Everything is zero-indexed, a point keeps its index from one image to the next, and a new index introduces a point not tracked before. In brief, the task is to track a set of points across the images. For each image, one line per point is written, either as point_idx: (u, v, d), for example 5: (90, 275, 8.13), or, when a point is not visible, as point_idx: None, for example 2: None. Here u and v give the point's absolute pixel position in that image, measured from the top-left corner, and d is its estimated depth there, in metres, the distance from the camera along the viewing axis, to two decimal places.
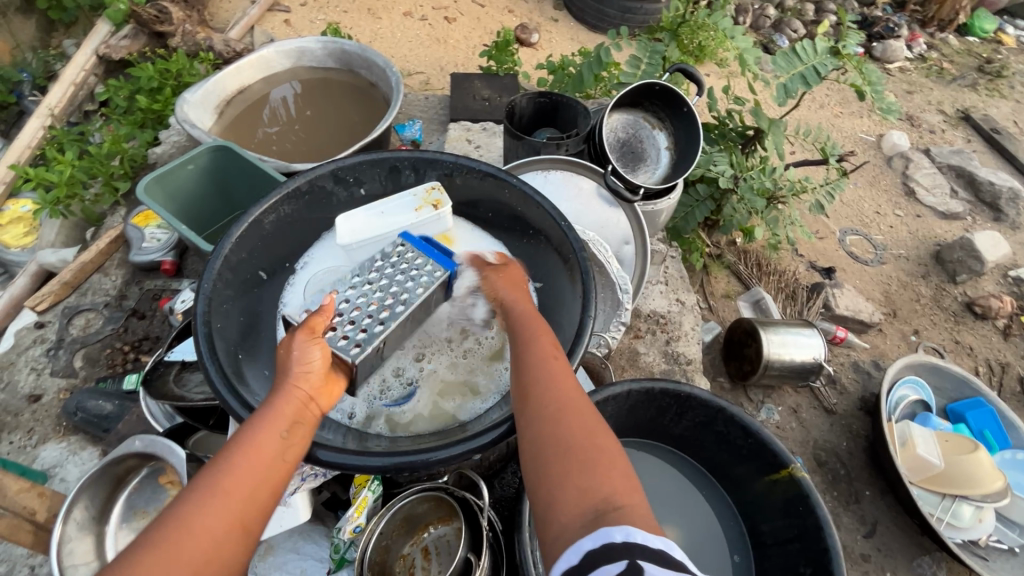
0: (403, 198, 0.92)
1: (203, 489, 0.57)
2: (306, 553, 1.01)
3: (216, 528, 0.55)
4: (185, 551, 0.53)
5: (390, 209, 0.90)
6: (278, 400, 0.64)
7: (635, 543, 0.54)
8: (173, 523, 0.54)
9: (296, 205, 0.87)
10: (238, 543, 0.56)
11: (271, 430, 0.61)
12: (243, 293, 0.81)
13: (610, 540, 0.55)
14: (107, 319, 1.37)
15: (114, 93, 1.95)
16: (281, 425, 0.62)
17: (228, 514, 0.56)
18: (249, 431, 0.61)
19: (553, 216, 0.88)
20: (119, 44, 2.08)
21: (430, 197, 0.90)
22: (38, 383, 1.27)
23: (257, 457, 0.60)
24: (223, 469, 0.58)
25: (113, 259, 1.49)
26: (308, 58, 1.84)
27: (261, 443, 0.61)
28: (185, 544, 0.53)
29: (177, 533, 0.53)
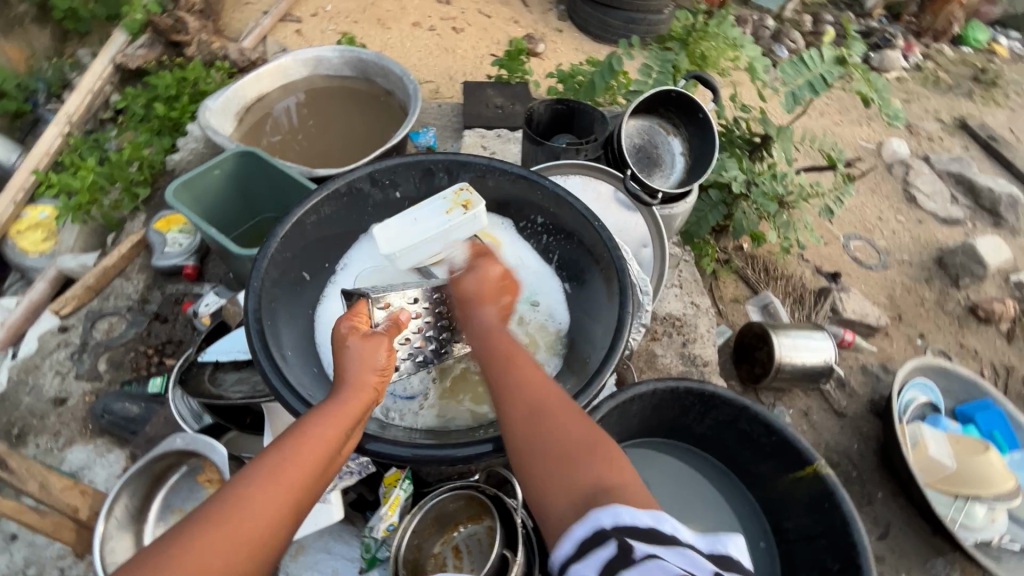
0: (432, 202, 0.91)
1: (260, 470, 0.57)
2: (338, 553, 1.02)
3: (273, 508, 0.55)
4: (241, 528, 0.53)
5: (424, 215, 0.89)
6: (344, 397, 0.65)
7: (625, 522, 0.53)
8: (231, 499, 0.54)
9: (336, 206, 0.89)
10: (288, 526, 0.57)
11: (335, 425, 0.63)
12: (288, 291, 0.83)
13: (599, 525, 0.54)
14: (130, 323, 1.38)
15: (131, 101, 1.97)
16: (344, 421, 0.64)
17: (285, 497, 0.56)
18: (313, 420, 0.62)
19: (585, 216, 0.90)
20: (135, 53, 2.10)
21: (460, 198, 0.90)
22: (63, 387, 1.28)
23: (320, 448, 0.61)
24: (287, 455, 0.59)
25: (134, 263, 1.49)
26: (324, 67, 1.87)
27: (321, 433, 0.62)
28: (243, 521, 0.53)
29: (236, 506, 0.54)
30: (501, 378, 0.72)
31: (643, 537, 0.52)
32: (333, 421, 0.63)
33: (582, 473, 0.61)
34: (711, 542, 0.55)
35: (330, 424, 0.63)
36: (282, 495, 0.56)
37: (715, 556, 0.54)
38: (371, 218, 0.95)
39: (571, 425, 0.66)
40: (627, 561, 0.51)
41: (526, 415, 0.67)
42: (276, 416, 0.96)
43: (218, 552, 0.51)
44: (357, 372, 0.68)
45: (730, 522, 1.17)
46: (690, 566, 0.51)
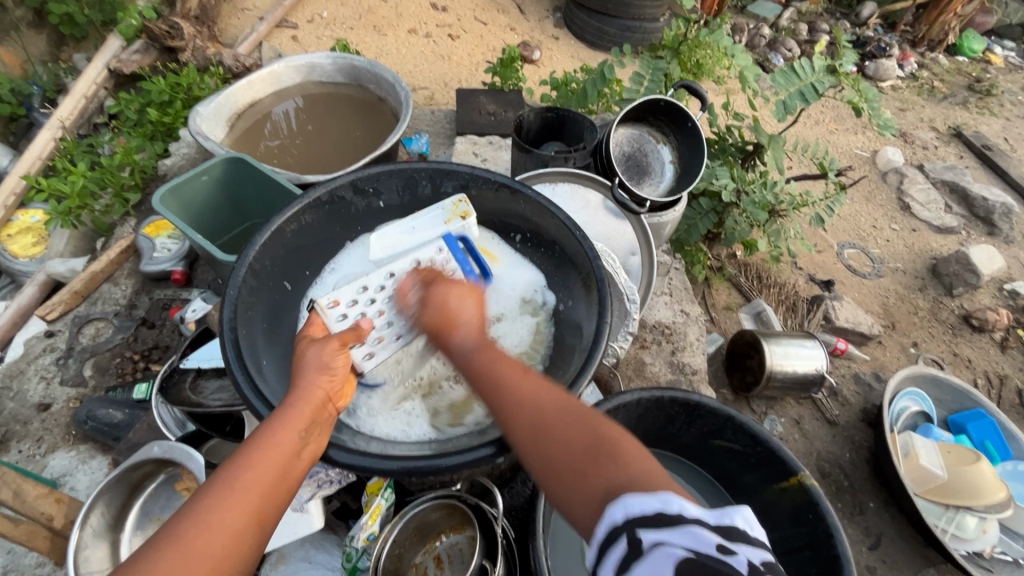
0: (432, 211, 0.92)
1: (216, 485, 0.57)
2: (318, 562, 1.00)
3: (232, 522, 0.55)
4: (204, 542, 0.53)
5: (421, 224, 0.91)
6: (297, 400, 0.65)
7: (635, 514, 0.52)
8: (191, 516, 0.54)
9: (318, 214, 0.89)
10: (255, 537, 0.57)
11: (290, 429, 0.63)
12: (267, 301, 0.83)
13: (613, 520, 0.53)
14: (117, 328, 1.38)
15: (125, 106, 1.97)
16: (300, 425, 0.64)
17: (245, 507, 0.56)
18: (268, 427, 0.62)
19: (567, 225, 0.90)
20: (130, 58, 2.11)
21: (458, 210, 0.91)
22: (48, 393, 1.27)
23: (276, 454, 0.61)
24: (242, 467, 0.59)
25: (123, 268, 1.49)
26: (317, 73, 1.88)
27: (279, 439, 0.62)
28: (202, 538, 0.53)
29: (195, 525, 0.54)
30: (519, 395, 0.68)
31: (651, 524, 0.51)
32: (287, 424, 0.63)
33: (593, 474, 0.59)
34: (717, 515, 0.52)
35: (283, 428, 0.62)
36: (241, 508, 0.56)
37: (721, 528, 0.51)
38: (353, 226, 0.96)
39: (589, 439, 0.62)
40: (637, 555, 0.50)
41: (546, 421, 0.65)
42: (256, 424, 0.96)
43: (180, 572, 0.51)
44: (309, 375, 0.67)
45: None
46: (697, 543, 0.49)
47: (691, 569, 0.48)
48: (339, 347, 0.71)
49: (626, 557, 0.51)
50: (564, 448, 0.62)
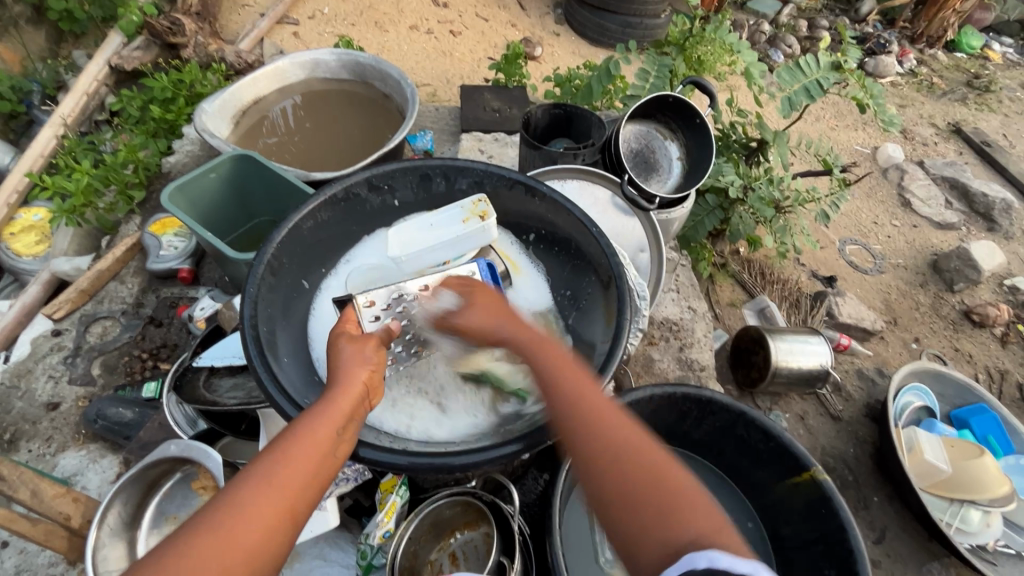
0: (451, 211, 0.93)
1: (253, 478, 0.57)
2: (333, 560, 1.01)
3: (267, 515, 0.55)
4: (234, 538, 0.52)
5: (441, 222, 0.92)
6: (335, 396, 0.65)
7: (719, 567, 0.50)
8: (222, 508, 0.54)
9: (334, 211, 0.89)
10: (287, 532, 0.56)
11: (328, 424, 0.63)
12: (284, 298, 0.83)
13: (693, 566, 0.51)
14: (125, 327, 1.37)
15: (127, 103, 1.95)
16: (338, 420, 0.64)
17: (281, 501, 0.56)
18: (302, 424, 0.62)
19: (583, 222, 0.90)
20: (131, 55, 2.09)
21: (477, 210, 0.91)
22: (56, 392, 1.27)
23: (313, 447, 0.61)
24: (279, 459, 0.58)
25: (129, 267, 1.48)
26: (322, 70, 1.87)
27: (316, 433, 0.62)
28: (238, 530, 0.53)
29: (231, 515, 0.53)
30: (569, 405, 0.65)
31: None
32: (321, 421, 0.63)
33: (653, 514, 0.57)
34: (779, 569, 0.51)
35: (319, 424, 0.62)
36: (274, 505, 0.56)
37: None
38: (368, 222, 0.95)
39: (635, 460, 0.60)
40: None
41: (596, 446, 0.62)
42: (272, 422, 0.95)
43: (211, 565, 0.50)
44: (347, 371, 0.68)
45: None
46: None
47: None
48: (375, 346, 0.72)
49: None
50: (619, 471, 0.60)
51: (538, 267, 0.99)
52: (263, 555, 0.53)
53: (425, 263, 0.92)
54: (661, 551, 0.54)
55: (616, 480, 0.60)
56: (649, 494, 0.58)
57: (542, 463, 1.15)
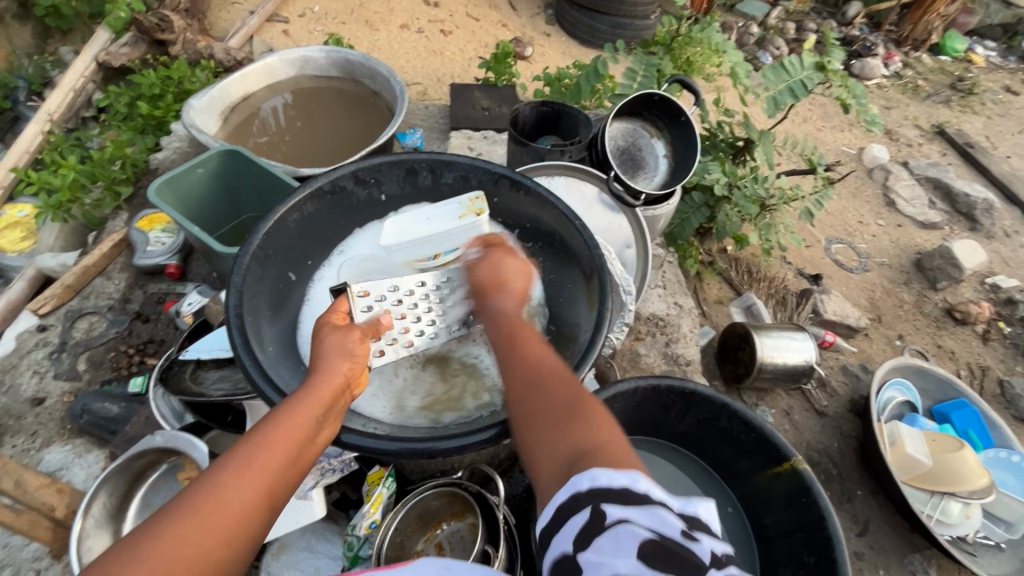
0: (448, 206, 0.93)
1: (233, 462, 0.57)
2: (319, 551, 1.01)
3: (248, 499, 0.55)
4: (211, 521, 0.52)
5: (436, 216, 0.93)
6: (317, 384, 0.67)
7: (600, 487, 0.52)
8: (198, 494, 0.54)
9: (319, 204, 0.90)
10: (264, 518, 0.57)
11: (309, 412, 0.64)
12: (271, 290, 0.83)
13: (577, 488, 0.53)
14: (111, 322, 1.37)
15: (114, 99, 1.94)
16: (318, 410, 0.65)
17: (262, 485, 0.57)
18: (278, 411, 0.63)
19: (567, 216, 0.91)
20: (119, 51, 2.08)
21: (472, 209, 0.90)
22: (41, 387, 1.26)
23: (294, 434, 0.62)
24: (260, 444, 0.59)
25: (116, 263, 1.48)
26: (311, 67, 1.87)
27: (298, 421, 0.63)
28: (218, 511, 0.53)
29: (211, 499, 0.54)
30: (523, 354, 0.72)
31: (616, 501, 0.51)
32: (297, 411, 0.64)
33: (563, 438, 0.60)
34: (684, 503, 0.52)
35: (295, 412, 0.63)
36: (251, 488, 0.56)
37: (686, 515, 0.51)
38: (355, 215, 0.96)
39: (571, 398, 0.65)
40: (599, 528, 0.50)
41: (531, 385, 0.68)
42: (258, 414, 0.96)
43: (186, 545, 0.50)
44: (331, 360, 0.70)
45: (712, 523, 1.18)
46: (661, 526, 0.49)
47: (654, 551, 0.47)
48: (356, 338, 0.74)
49: (589, 529, 0.50)
50: (548, 407, 0.65)
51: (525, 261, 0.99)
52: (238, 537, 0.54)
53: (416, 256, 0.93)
54: (561, 471, 0.57)
55: (545, 409, 0.65)
56: (558, 423, 0.62)
57: None
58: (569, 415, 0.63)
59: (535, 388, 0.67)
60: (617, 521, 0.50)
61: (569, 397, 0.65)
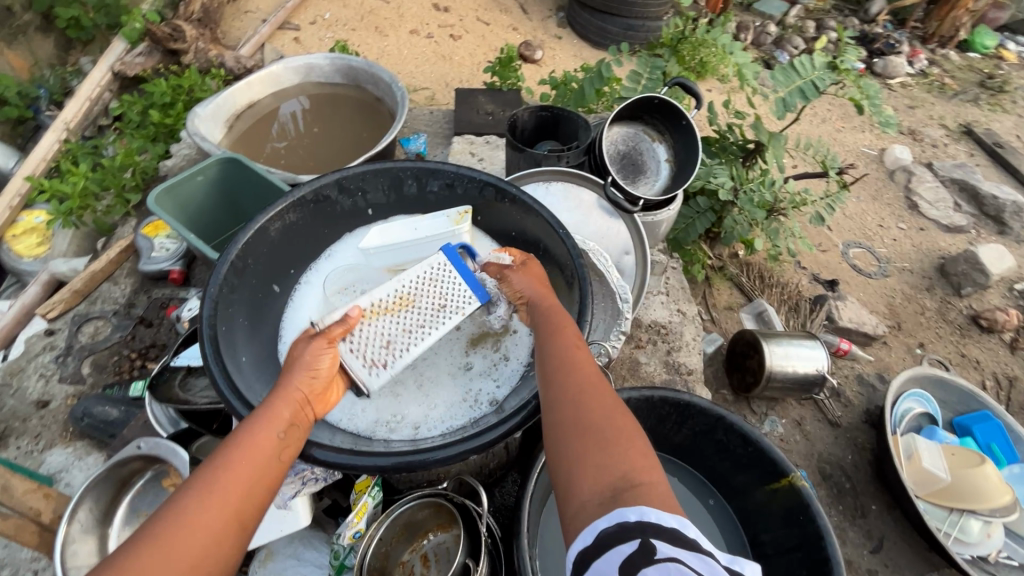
0: (437, 218, 0.93)
1: (198, 487, 0.59)
2: (306, 559, 1.01)
3: (216, 521, 0.57)
4: (186, 540, 0.55)
5: (424, 227, 0.91)
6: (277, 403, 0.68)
7: (649, 522, 0.54)
8: (176, 516, 0.56)
9: (302, 213, 0.90)
10: (237, 539, 0.58)
11: (270, 430, 0.65)
12: (249, 300, 0.83)
13: (625, 519, 0.54)
14: (115, 327, 1.40)
15: (128, 108, 1.99)
16: (281, 425, 0.66)
17: (228, 506, 0.58)
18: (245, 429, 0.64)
19: (552, 225, 0.90)
20: (134, 61, 2.14)
21: (460, 222, 0.91)
22: (47, 390, 1.29)
23: (256, 452, 0.63)
24: (224, 466, 0.61)
25: (123, 268, 1.52)
26: (316, 74, 1.89)
27: (262, 437, 0.64)
28: (183, 536, 0.55)
29: (178, 523, 0.56)
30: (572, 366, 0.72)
31: (666, 539, 0.53)
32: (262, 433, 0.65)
33: (611, 456, 0.61)
34: (729, 560, 0.54)
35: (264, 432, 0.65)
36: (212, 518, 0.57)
37: (731, 571, 0.53)
38: (338, 225, 0.96)
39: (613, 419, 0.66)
40: (648, 560, 0.51)
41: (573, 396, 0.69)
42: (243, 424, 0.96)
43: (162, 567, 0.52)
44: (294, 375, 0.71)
45: (709, 535, 1.16)
46: (708, 573, 0.51)
47: None
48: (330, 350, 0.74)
49: (635, 560, 0.52)
50: (592, 421, 0.65)
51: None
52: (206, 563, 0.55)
53: (392, 263, 0.93)
54: (605, 494, 0.58)
55: (583, 419, 0.66)
56: (607, 444, 0.63)
57: (521, 466, 1.15)
58: (616, 430, 0.65)
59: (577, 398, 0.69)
60: (667, 559, 0.51)
61: (609, 413, 0.67)
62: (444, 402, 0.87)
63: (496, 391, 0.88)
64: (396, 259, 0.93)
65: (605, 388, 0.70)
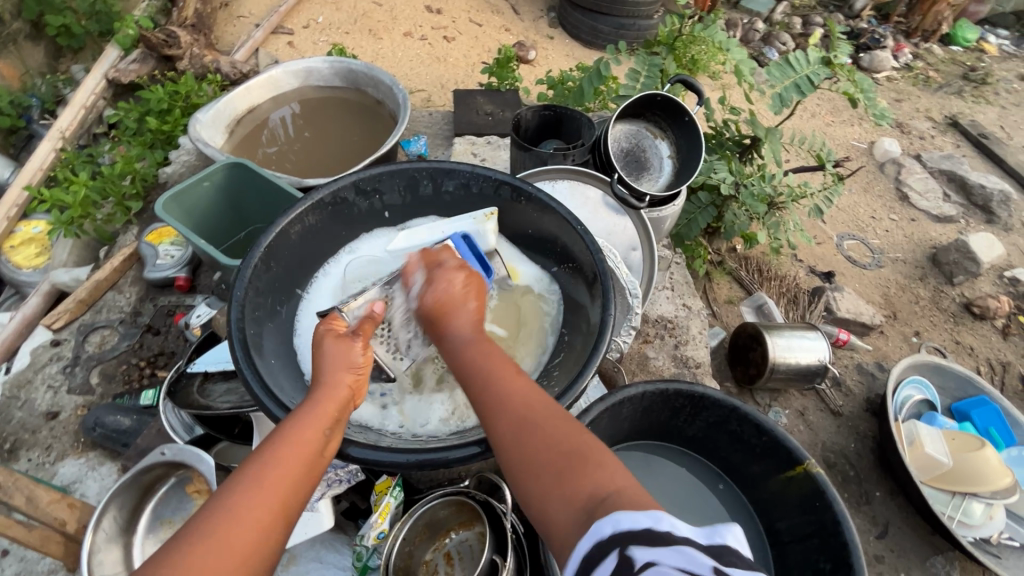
0: (462, 219, 0.95)
1: (244, 480, 0.58)
2: (329, 562, 1.01)
3: (263, 516, 0.56)
4: (233, 534, 0.54)
5: (449, 225, 0.94)
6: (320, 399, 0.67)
7: (625, 530, 0.51)
8: (221, 510, 0.55)
9: (321, 215, 0.90)
10: (281, 532, 0.57)
11: (316, 427, 0.64)
12: (271, 303, 0.83)
13: (601, 535, 0.52)
14: (122, 336, 1.39)
15: (124, 115, 1.97)
16: (326, 422, 0.65)
17: (274, 502, 0.57)
18: (291, 424, 0.64)
19: (569, 222, 0.91)
20: (128, 68, 2.12)
21: (485, 222, 0.93)
22: (56, 401, 1.28)
23: (302, 447, 0.62)
24: (269, 461, 0.60)
25: (127, 276, 1.50)
26: (315, 78, 1.89)
27: (308, 434, 0.63)
28: (232, 529, 0.54)
29: (226, 517, 0.54)
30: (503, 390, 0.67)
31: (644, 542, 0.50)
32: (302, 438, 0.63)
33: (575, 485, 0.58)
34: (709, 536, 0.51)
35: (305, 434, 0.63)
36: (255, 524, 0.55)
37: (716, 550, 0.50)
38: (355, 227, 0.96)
39: (561, 441, 0.61)
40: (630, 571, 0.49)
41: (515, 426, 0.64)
42: (265, 425, 0.96)
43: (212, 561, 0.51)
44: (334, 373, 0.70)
45: (723, 525, 1.19)
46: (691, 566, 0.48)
47: None
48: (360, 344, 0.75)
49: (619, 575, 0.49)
50: (546, 443, 0.61)
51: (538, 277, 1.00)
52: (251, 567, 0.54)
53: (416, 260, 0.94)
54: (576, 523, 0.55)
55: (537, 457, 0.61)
56: (570, 470, 0.59)
57: None
58: (569, 455, 0.60)
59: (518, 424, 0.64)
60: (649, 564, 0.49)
61: (562, 435, 0.62)
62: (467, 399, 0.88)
63: None
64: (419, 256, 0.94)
65: (551, 407, 0.65)
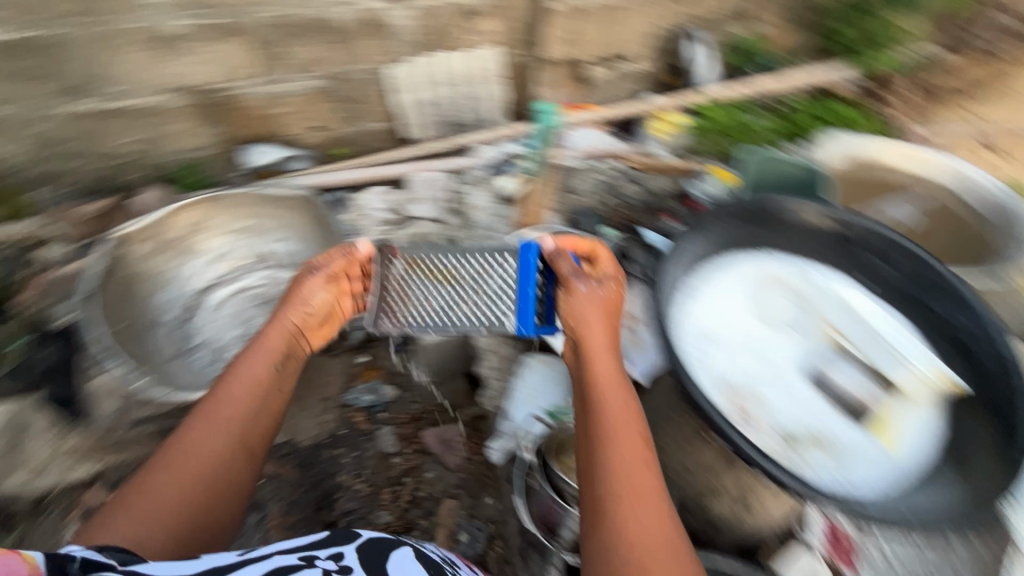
0: (918, 364, 1.36)
1: (196, 427, 1.05)
2: (551, 392, 1.61)
3: (216, 443, 1.04)
4: (190, 465, 1.01)
5: (906, 352, 1.38)
6: (270, 337, 1.18)
7: None
8: (180, 453, 1.02)
9: (840, 229, 1.40)
10: (236, 454, 1.06)
11: (259, 360, 1.14)
12: (757, 217, 1.46)
13: None
14: (642, 198, 1.94)
15: (804, 105, 2.15)
16: (269, 360, 1.14)
17: (224, 443, 1.05)
18: (242, 365, 1.13)
19: (1007, 458, 1.16)
20: (853, 80, 2.21)
21: (935, 379, 1.33)
22: (583, 188, 1.96)
23: (243, 378, 1.11)
24: (203, 421, 1.05)
25: (679, 178, 1.94)
26: (966, 191, 1.67)
27: (252, 370, 1.12)
28: (188, 456, 1.02)
29: (183, 450, 1.02)
30: (609, 436, 0.97)
31: None
32: (212, 425, 1.05)
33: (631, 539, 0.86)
34: None
35: (231, 412, 1.07)
36: (165, 505, 0.97)
37: None
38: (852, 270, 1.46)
39: (627, 496, 0.91)
40: None
41: (608, 463, 0.94)
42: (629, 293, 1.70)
43: (177, 480, 0.99)
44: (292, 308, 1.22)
45: None
46: None
47: None
48: (324, 282, 1.26)
49: None
50: (631, 492, 0.91)
51: (909, 446, 1.32)
52: (212, 487, 1.02)
53: (852, 333, 1.43)
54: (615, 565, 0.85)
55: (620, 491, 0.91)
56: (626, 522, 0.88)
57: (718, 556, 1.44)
58: (631, 494, 0.91)
59: (614, 474, 0.93)
60: None
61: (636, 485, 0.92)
62: (795, 426, 1.36)
63: (823, 454, 1.33)
64: (856, 327, 1.43)
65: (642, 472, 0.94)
